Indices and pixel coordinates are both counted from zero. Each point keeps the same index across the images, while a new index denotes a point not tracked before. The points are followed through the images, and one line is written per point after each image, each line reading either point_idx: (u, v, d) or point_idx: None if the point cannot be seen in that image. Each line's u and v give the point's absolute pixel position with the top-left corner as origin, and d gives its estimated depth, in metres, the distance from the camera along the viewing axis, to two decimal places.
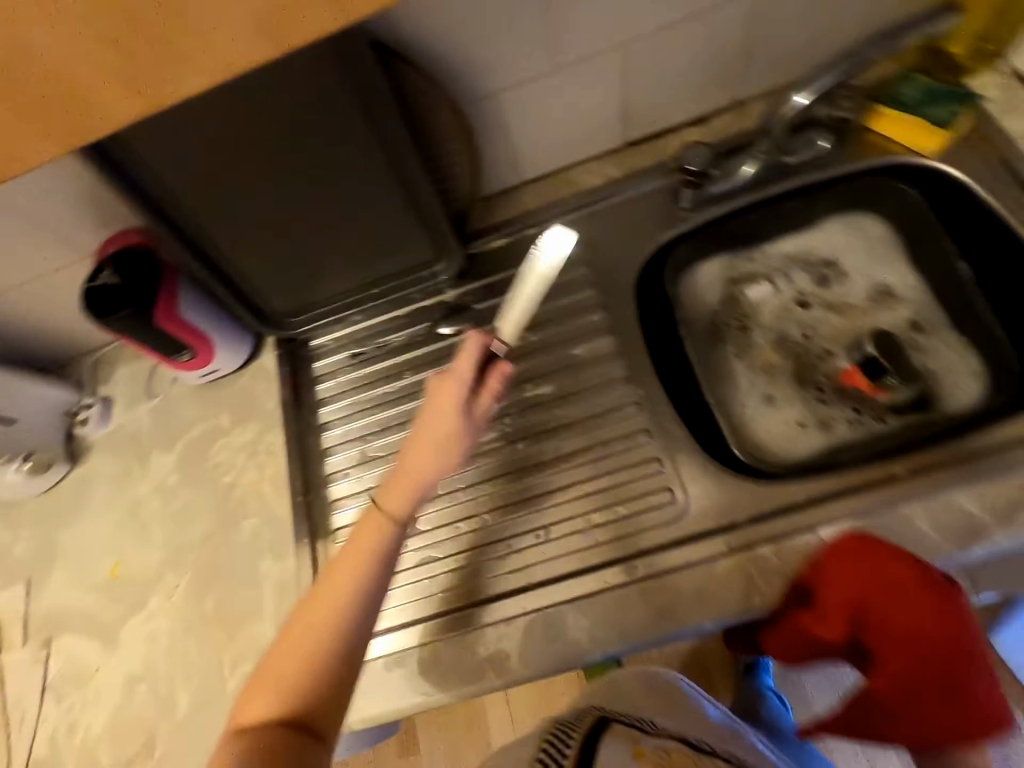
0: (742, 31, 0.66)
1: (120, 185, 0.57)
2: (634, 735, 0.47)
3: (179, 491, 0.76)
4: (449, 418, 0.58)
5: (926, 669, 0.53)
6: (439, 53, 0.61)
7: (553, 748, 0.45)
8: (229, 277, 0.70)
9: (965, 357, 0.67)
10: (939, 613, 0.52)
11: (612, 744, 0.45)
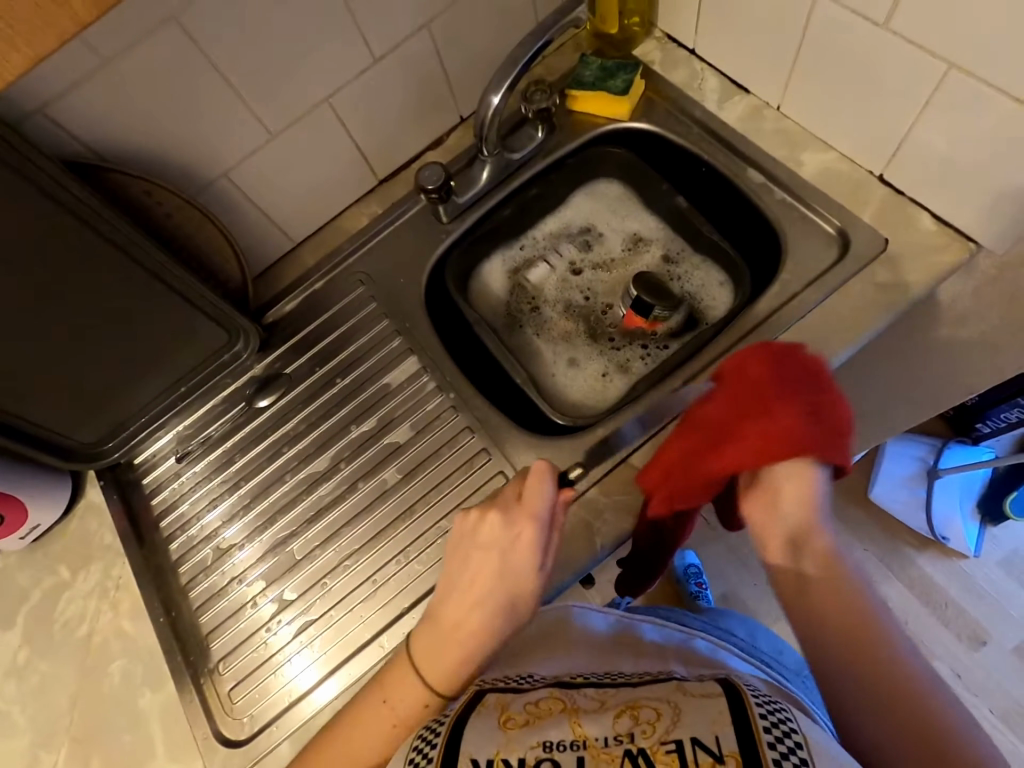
0: (433, 61, 0.74)
1: None
2: (506, 700, 0.46)
3: (33, 665, 0.70)
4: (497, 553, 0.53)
5: (755, 413, 0.52)
6: (152, 154, 0.63)
7: (425, 738, 0.45)
8: (12, 429, 0.65)
9: (711, 272, 0.77)
10: (767, 362, 0.54)
11: (481, 721, 0.44)
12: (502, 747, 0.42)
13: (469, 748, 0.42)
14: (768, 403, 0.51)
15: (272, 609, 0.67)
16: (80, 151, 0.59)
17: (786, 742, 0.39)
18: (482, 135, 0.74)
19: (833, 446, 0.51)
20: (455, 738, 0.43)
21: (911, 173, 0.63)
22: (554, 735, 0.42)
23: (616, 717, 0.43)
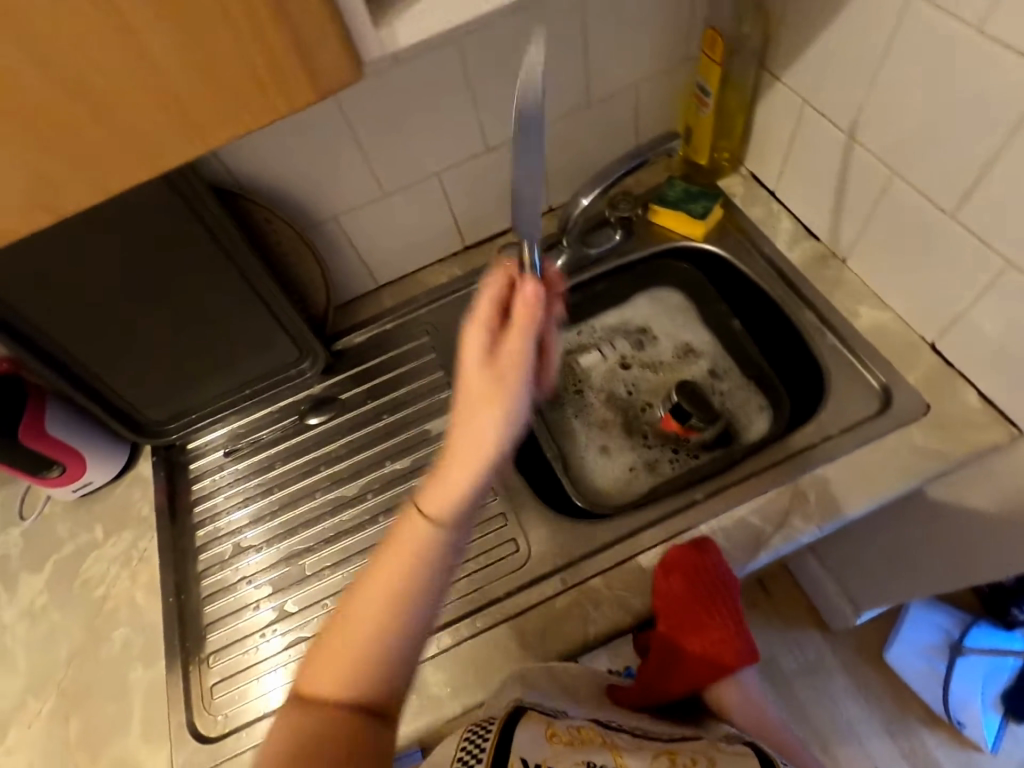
0: (537, 157, 0.83)
1: None
2: (551, 717, 0.52)
3: (48, 611, 0.75)
4: (493, 379, 0.40)
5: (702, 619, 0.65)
6: (279, 190, 0.73)
7: (474, 733, 0.49)
8: (92, 388, 0.73)
9: (753, 395, 0.81)
10: (713, 574, 0.62)
11: (530, 730, 0.49)
12: (550, 757, 0.48)
13: (522, 751, 0.47)
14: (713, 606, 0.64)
15: (271, 615, 0.70)
16: (227, 179, 0.70)
17: None
18: (565, 228, 0.82)
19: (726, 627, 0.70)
20: (507, 738, 0.48)
21: (961, 348, 0.65)
22: (598, 759, 0.49)
23: (654, 756, 0.52)
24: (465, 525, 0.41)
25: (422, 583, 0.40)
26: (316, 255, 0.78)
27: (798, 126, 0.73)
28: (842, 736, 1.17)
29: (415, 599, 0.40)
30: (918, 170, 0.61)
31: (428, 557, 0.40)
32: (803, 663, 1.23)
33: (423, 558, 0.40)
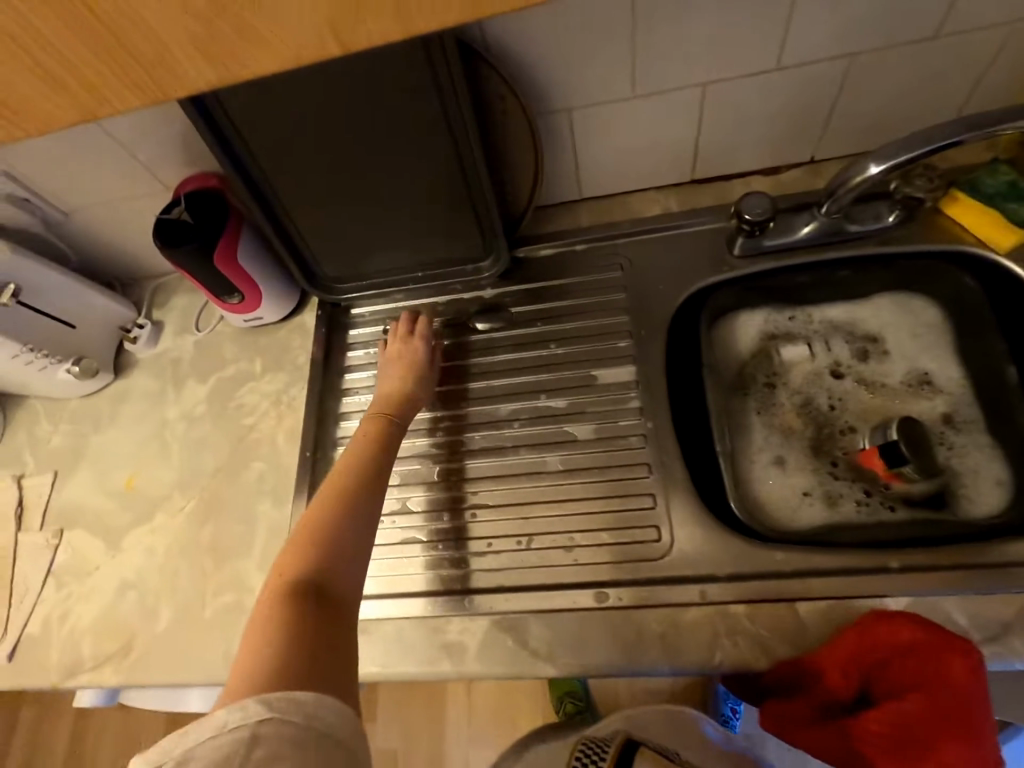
0: (831, 93, 0.66)
1: (199, 122, 0.59)
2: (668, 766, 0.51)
3: (203, 421, 0.81)
4: (400, 358, 0.72)
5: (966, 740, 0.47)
6: (522, 64, 0.63)
7: (591, 748, 0.53)
8: (281, 224, 0.73)
9: (994, 462, 0.64)
10: (978, 675, 0.48)
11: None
12: None
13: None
14: (980, 729, 0.47)
15: (392, 505, 0.69)
16: (473, 38, 0.61)
17: None
18: (834, 191, 0.66)
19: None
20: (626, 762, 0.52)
21: None
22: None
23: None
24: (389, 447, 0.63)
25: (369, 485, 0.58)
26: (536, 152, 0.69)
27: None
28: None
29: (370, 513, 0.56)
30: None
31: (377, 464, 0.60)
32: None
33: (362, 479, 0.59)
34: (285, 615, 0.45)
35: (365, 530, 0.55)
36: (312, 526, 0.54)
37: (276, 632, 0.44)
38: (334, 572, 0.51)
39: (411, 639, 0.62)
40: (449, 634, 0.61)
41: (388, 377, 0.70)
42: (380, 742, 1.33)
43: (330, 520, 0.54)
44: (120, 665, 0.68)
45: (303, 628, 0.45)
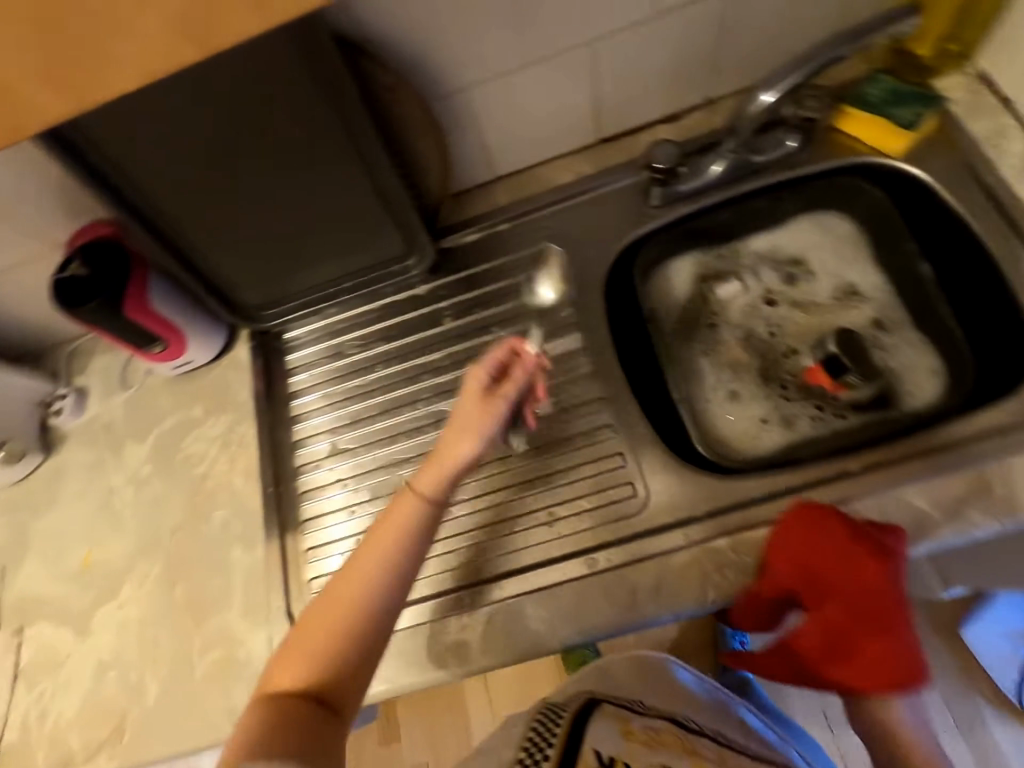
0: (711, 32, 0.67)
1: (65, 158, 0.55)
2: (625, 716, 0.48)
3: (151, 481, 0.77)
4: (486, 406, 0.60)
5: (878, 634, 0.55)
6: (402, 50, 0.61)
7: (540, 730, 0.45)
8: (183, 256, 0.68)
9: (926, 356, 0.67)
10: (895, 574, 0.53)
11: (601, 724, 0.45)
12: (624, 752, 0.42)
13: (591, 741, 0.43)
14: (895, 614, 0.55)
15: (367, 522, 0.69)
16: (349, 30, 0.59)
17: None
18: (734, 126, 0.68)
19: (890, 658, 0.56)
20: (578, 735, 0.43)
21: None
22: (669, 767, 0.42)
23: None
24: (428, 532, 0.57)
25: (398, 588, 0.54)
26: (437, 137, 0.68)
27: None
28: None
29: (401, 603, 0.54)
30: None
31: (402, 572, 0.54)
32: None
33: (386, 619, 0.54)
34: (286, 726, 0.47)
35: (390, 611, 0.54)
36: (334, 613, 0.53)
37: (274, 740, 0.45)
38: (345, 668, 0.51)
39: (413, 649, 0.60)
40: (449, 635, 0.60)
41: (468, 416, 0.59)
42: (409, 756, 1.31)
43: (351, 610, 0.53)
44: (115, 749, 0.64)
45: (299, 741, 0.46)
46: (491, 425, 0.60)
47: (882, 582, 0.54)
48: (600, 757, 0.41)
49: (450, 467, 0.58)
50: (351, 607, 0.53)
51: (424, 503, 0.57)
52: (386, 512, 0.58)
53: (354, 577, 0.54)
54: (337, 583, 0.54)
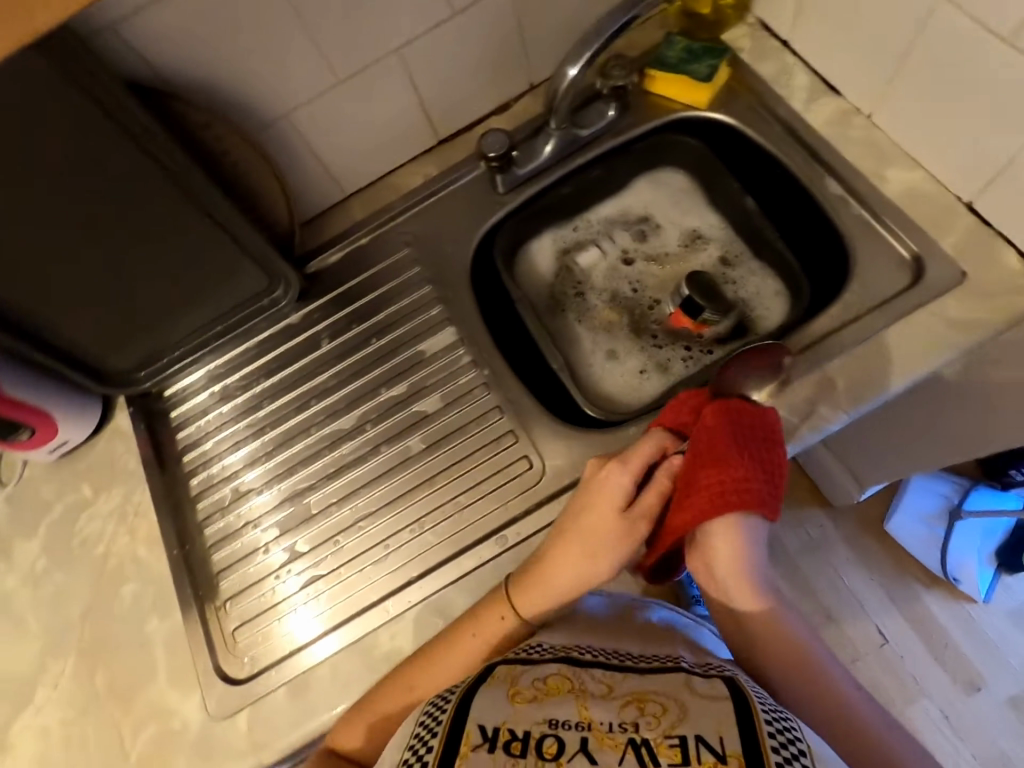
0: (513, 20, 0.70)
1: None
2: (515, 674, 0.48)
3: (50, 575, 0.72)
4: (629, 528, 0.53)
5: (715, 466, 0.50)
6: (209, 85, 0.61)
7: (427, 724, 0.45)
8: (31, 334, 0.64)
9: (768, 281, 0.75)
10: (739, 416, 0.53)
11: (487, 694, 0.46)
12: (508, 719, 0.44)
13: (476, 717, 0.44)
14: (743, 453, 0.50)
15: (282, 558, 0.68)
16: (145, 75, 0.58)
17: (787, 747, 0.41)
18: (552, 105, 0.71)
19: (727, 500, 0.49)
20: (460, 719, 0.44)
21: (1003, 206, 0.59)
22: (560, 714, 0.44)
23: (622, 705, 0.45)
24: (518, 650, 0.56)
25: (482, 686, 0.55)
26: (270, 165, 0.68)
27: None
28: (847, 604, 1.23)
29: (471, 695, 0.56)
30: None
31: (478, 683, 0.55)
32: (809, 543, 1.27)
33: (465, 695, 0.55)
34: None
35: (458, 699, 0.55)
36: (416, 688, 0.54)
37: None
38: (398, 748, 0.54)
39: (350, 669, 0.61)
40: (383, 646, 0.61)
41: (602, 540, 0.53)
42: None
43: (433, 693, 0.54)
44: None
45: None
46: (627, 550, 0.53)
47: (728, 423, 0.52)
48: (484, 732, 0.43)
49: (560, 588, 0.54)
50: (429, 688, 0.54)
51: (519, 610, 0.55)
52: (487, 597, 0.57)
53: (442, 663, 0.54)
54: (422, 663, 0.55)
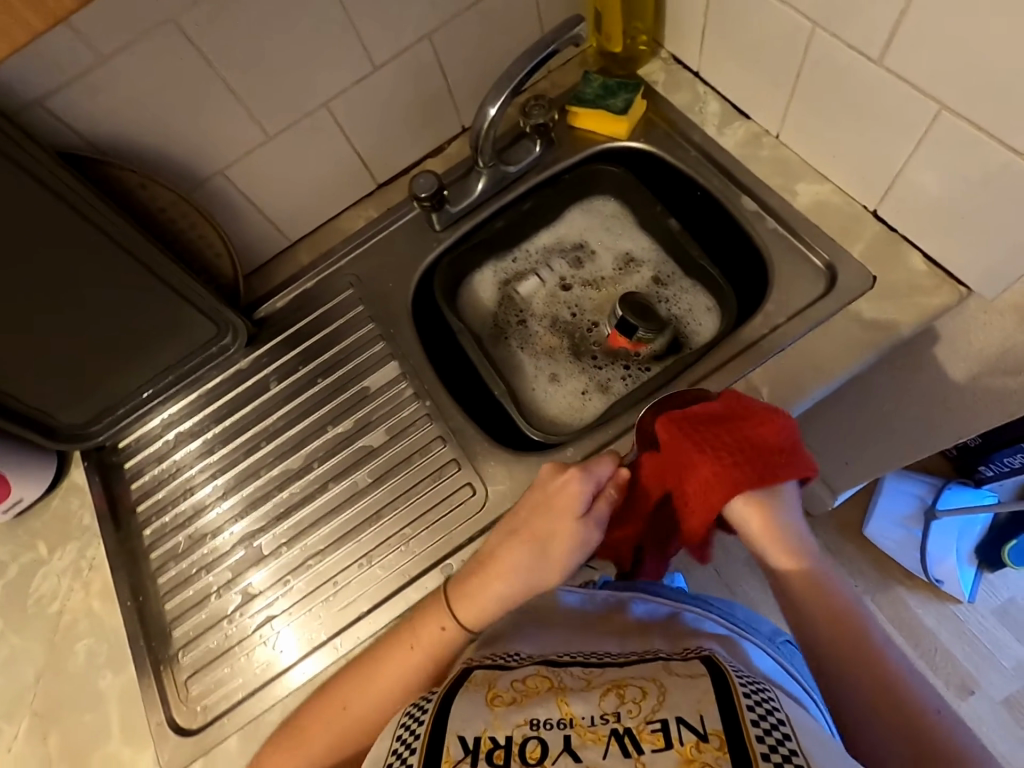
0: (435, 69, 0.74)
1: None
2: (493, 677, 0.48)
3: (4, 637, 0.71)
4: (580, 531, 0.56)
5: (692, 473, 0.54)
6: (143, 149, 0.64)
7: (405, 735, 0.45)
8: None
9: (699, 296, 0.78)
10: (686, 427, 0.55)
11: (467, 701, 0.45)
12: (489, 726, 0.42)
13: (455, 729, 0.42)
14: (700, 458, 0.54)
15: (235, 602, 0.68)
16: (79, 144, 0.61)
17: (767, 719, 0.41)
18: (478, 146, 0.73)
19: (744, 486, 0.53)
20: (439, 729, 0.43)
21: (904, 211, 0.62)
22: (540, 714, 0.43)
23: (602, 696, 0.44)
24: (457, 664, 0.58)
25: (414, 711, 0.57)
26: (209, 219, 0.70)
27: None
28: None
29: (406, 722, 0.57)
30: (841, 19, 0.54)
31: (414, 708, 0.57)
32: None
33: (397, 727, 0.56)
34: None
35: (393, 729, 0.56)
36: (360, 723, 0.55)
37: None
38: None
39: None
40: None
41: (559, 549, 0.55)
42: None
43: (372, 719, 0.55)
44: None
45: None
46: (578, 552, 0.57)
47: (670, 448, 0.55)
48: (465, 745, 0.41)
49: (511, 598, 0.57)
50: (371, 720, 0.55)
51: (462, 622, 0.57)
52: (430, 613, 0.58)
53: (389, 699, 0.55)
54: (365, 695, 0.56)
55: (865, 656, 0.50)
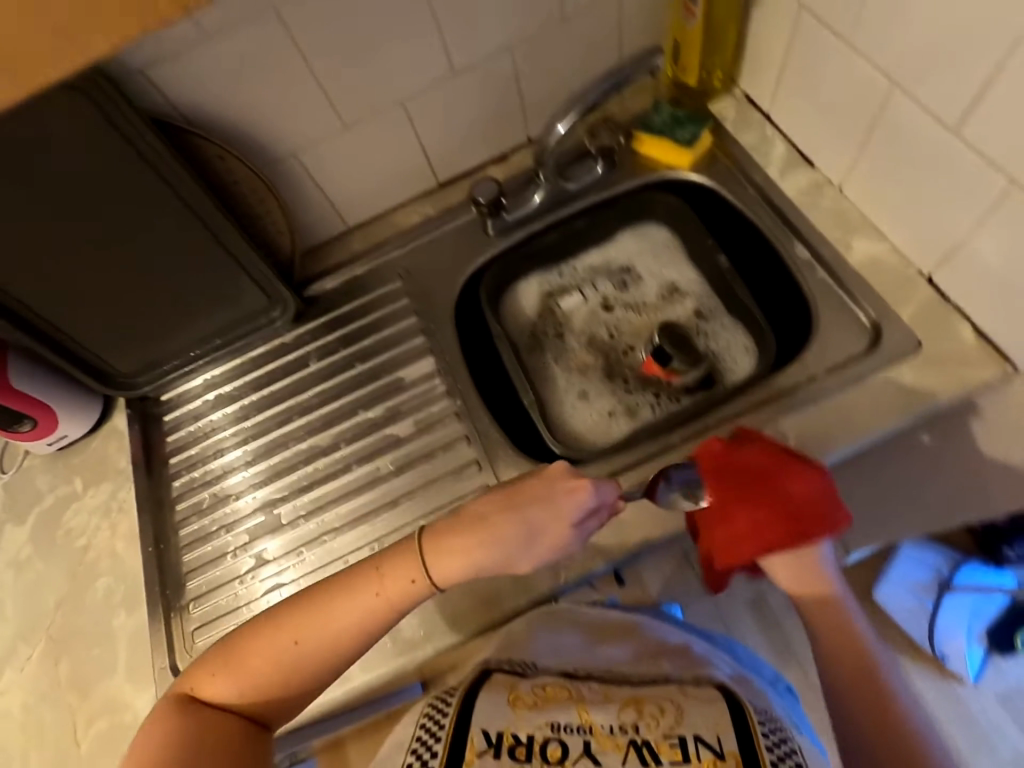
0: (512, 80, 0.76)
1: None
2: (514, 681, 0.50)
3: (32, 562, 0.76)
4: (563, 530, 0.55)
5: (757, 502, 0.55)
6: (228, 125, 0.68)
7: (429, 724, 0.46)
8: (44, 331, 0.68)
9: (738, 334, 0.77)
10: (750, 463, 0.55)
11: (488, 700, 0.47)
12: (511, 724, 0.44)
13: (479, 723, 0.44)
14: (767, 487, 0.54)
15: (249, 564, 0.71)
16: (171, 113, 0.65)
17: (780, 745, 0.42)
18: (542, 160, 0.75)
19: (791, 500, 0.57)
20: (463, 722, 0.45)
21: (960, 281, 0.61)
22: (562, 719, 0.45)
23: (621, 707, 0.46)
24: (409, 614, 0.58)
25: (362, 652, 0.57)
26: (276, 195, 0.74)
27: (795, 35, 0.65)
28: None
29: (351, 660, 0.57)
30: (923, 86, 0.54)
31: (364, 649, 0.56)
32: None
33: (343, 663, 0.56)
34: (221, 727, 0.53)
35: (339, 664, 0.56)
36: (312, 650, 0.55)
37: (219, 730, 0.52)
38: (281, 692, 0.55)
39: None
40: None
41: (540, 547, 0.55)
42: None
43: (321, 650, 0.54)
44: None
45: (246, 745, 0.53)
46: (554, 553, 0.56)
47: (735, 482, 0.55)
48: (489, 738, 0.43)
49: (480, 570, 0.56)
50: (320, 651, 0.54)
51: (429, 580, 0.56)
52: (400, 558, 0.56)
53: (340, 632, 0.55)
54: (318, 626, 0.55)
55: (869, 685, 0.54)
